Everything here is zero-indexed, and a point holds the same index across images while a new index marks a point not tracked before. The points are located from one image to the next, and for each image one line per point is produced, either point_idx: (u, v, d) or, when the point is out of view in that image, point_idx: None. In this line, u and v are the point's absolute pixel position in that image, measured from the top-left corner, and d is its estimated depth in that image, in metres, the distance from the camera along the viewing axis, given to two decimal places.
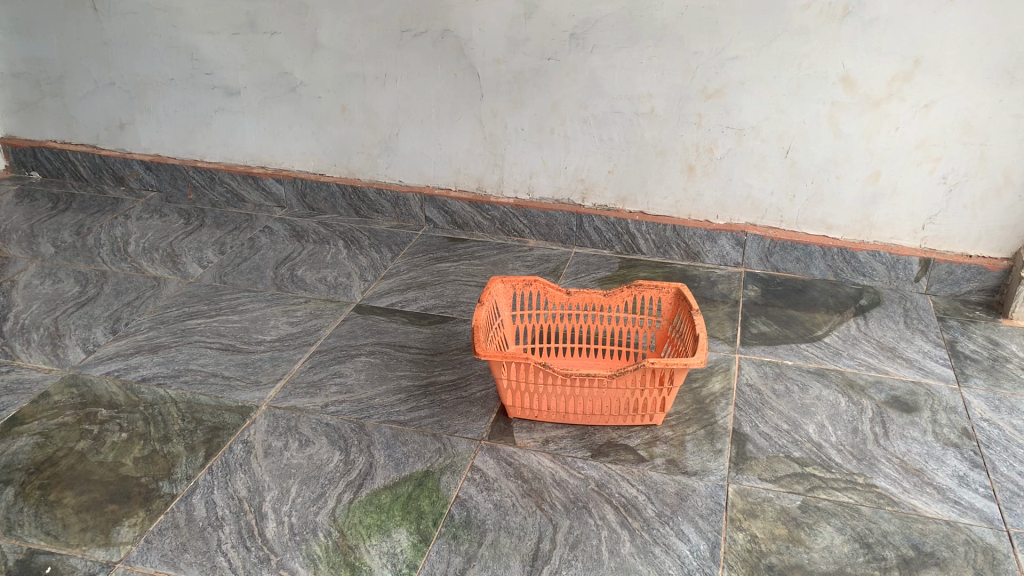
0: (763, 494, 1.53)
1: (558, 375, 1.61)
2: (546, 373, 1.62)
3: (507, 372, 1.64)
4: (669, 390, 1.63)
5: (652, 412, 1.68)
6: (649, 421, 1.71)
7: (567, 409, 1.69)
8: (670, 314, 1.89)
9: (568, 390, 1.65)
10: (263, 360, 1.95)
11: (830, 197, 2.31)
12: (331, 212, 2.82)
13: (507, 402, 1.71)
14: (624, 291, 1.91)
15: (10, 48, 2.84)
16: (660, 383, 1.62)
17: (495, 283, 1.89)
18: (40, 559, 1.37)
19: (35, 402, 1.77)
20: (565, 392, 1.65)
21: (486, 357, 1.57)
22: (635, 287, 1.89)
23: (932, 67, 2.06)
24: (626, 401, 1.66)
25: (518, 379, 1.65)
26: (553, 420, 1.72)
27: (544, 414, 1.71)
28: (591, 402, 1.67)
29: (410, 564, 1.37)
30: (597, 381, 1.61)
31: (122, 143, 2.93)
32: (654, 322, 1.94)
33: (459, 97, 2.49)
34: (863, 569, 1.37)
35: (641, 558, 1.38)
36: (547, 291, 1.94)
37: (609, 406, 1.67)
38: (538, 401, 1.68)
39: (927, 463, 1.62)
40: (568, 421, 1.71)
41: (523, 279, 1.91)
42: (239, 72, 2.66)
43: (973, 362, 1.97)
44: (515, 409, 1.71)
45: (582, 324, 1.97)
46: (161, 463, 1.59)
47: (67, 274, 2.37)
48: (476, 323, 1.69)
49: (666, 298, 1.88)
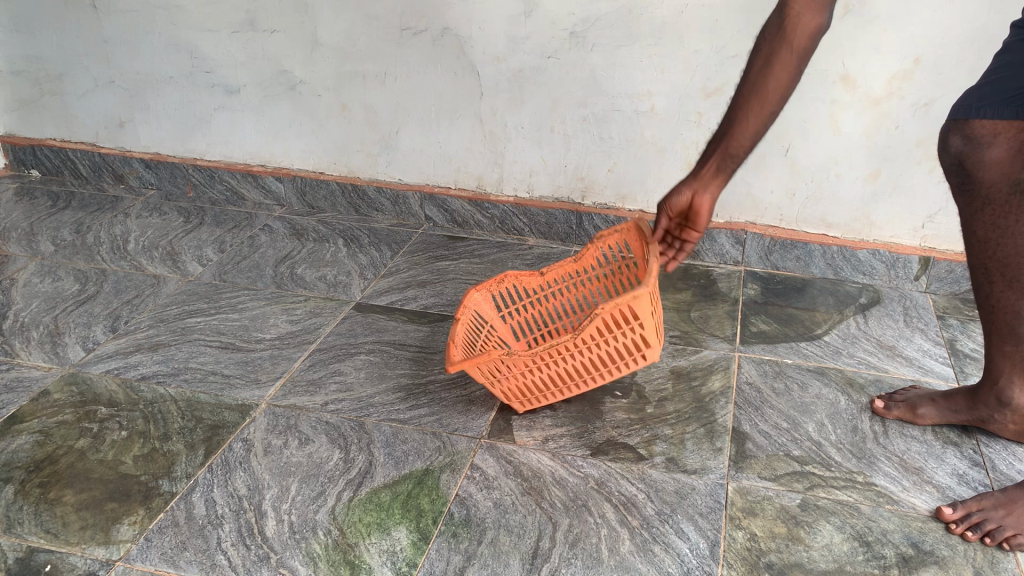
0: (762, 492, 1.53)
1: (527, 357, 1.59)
2: (518, 360, 1.60)
3: (492, 378, 1.65)
4: (641, 326, 1.54)
5: (641, 352, 1.60)
6: (646, 360, 1.62)
7: (574, 377, 1.65)
8: (638, 254, 1.82)
9: (546, 365, 1.62)
10: (262, 358, 1.94)
11: (830, 196, 2.31)
12: (331, 211, 2.82)
13: (512, 403, 1.72)
14: (590, 249, 1.89)
15: (11, 46, 2.84)
16: (627, 324, 1.54)
17: (471, 296, 1.85)
18: (40, 557, 1.37)
19: (35, 401, 1.77)
20: (554, 367, 1.63)
21: (457, 368, 1.60)
22: (598, 240, 1.87)
23: (932, 65, 2.05)
24: (605, 352, 1.60)
25: (505, 377, 1.65)
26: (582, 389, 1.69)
27: (568, 389, 1.68)
28: (595, 364, 1.62)
29: (410, 563, 1.37)
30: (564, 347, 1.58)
31: (123, 141, 2.93)
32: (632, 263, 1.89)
33: (459, 94, 2.49)
34: (862, 568, 1.37)
35: (640, 557, 1.38)
36: (521, 281, 1.92)
37: (611, 360, 1.61)
38: (546, 383, 1.67)
39: (927, 462, 1.62)
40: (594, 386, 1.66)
41: (493, 279, 1.90)
42: (238, 70, 2.66)
43: (972, 361, 1.96)
44: (523, 403, 1.72)
45: (572, 288, 1.95)
46: (162, 461, 1.59)
47: (66, 272, 2.36)
48: (451, 341, 1.73)
49: (631, 237, 1.82)
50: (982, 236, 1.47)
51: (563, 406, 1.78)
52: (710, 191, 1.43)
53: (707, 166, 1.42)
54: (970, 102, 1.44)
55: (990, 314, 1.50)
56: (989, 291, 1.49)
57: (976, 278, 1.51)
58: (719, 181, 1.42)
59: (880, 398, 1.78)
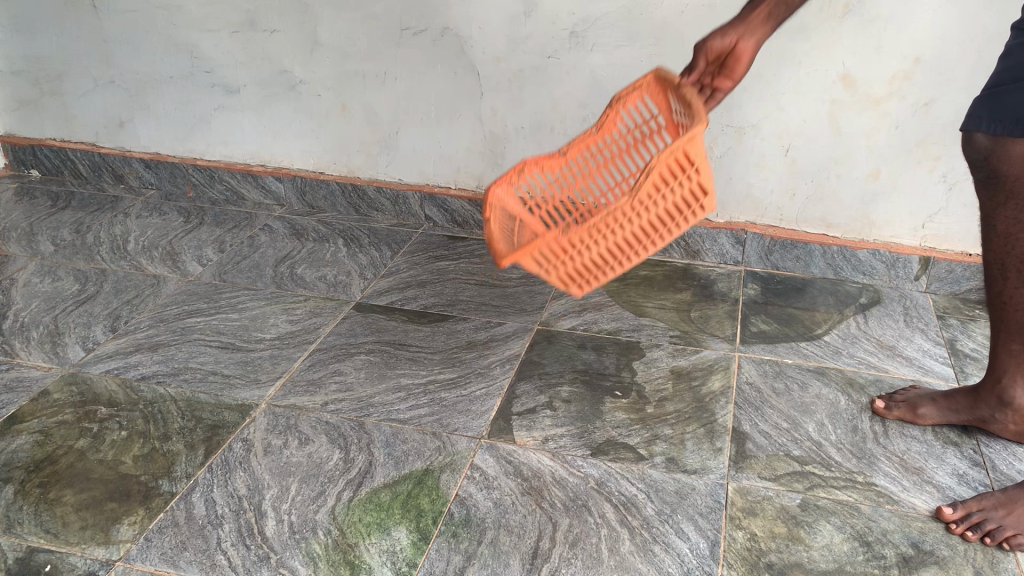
0: (762, 492, 1.53)
1: (576, 234, 1.30)
2: (565, 241, 1.31)
3: (536, 259, 1.34)
4: (699, 171, 1.25)
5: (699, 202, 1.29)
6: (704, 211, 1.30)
7: (621, 255, 1.35)
8: (664, 109, 1.60)
9: (601, 240, 1.32)
10: (262, 358, 1.94)
11: (830, 196, 2.31)
12: (330, 211, 2.82)
13: (575, 287, 1.40)
14: (611, 111, 1.58)
15: (11, 46, 2.84)
16: (683, 168, 1.24)
17: (494, 191, 1.56)
18: (40, 557, 1.37)
19: (35, 401, 1.77)
20: (604, 242, 1.32)
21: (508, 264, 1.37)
22: (614, 101, 1.58)
23: (932, 66, 2.06)
24: (659, 207, 1.28)
25: (557, 267, 1.36)
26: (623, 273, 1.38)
27: (610, 272, 1.37)
28: (652, 240, 1.33)
29: (410, 563, 1.37)
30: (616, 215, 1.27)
31: (123, 141, 2.93)
32: (658, 123, 1.66)
33: (459, 93, 2.49)
34: (862, 568, 1.36)
35: (641, 557, 1.38)
36: (541, 165, 1.65)
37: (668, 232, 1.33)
38: (590, 265, 1.37)
39: (927, 462, 1.62)
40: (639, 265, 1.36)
41: (512, 168, 1.61)
42: (238, 70, 2.66)
43: (972, 361, 1.96)
44: (589, 285, 1.40)
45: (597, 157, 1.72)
46: (161, 461, 1.59)
47: (66, 272, 2.36)
48: (488, 238, 1.49)
49: (653, 92, 1.60)
50: (1001, 232, 1.46)
51: (564, 406, 1.78)
52: (751, 40, 1.44)
53: (759, 8, 1.43)
54: (980, 114, 1.43)
55: (1001, 311, 1.50)
56: (1002, 288, 1.48)
57: (989, 275, 1.50)
58: (766, 28, 1.44)
59: (880, 398, 1.78)
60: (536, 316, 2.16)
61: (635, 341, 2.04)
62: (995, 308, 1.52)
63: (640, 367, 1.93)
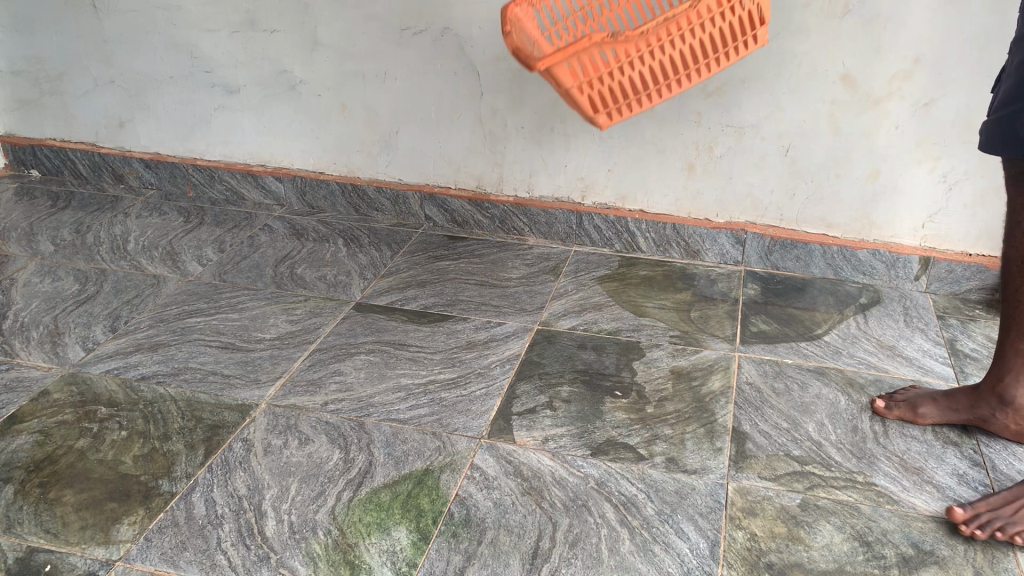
0: (762, 492, 1.53)
1: (626, 40, 1.52)
2: (615, 46, 1.51)
3: (573, 71, 1.52)
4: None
5: (750, 32, 1.56)
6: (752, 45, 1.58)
7: (648, 84, 1.58)
8: None
9: (646, 54, 1.54)
10: (262, 358, 1.94)
11: (830, 196, 2.31)
12: (330, 211, 2.82)
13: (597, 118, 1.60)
14: None
15: (11, 46, 2.84)
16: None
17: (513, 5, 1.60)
18: (40, 557, 1.37)
19: (35, 401, 1.77)
20: (648, 62, 1.55)
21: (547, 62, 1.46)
22: None
23: (932, 66, 2.06)
24: (708, 30, 1.54)
25: (592, 81, 1.55)
26: (644, 108, 1.61)
27: (633, 105, 1.60)
28: (691, 70, 1.57)
29: (410, 563, 1.37)
30: (671, 27, 1.52)
31: (122, 141, 2.93)
32: None
33: (459, 93, 2.48)
34: (862, 568, 1.36)
35: (641, 557, 1.38)
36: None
37: (694, 71, 1.58)
38: (619, 90, 1.57)
39: (927, 462, 1.62)
40: (658, 103, 1.60)
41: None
42: (238, 70, 2.66)
43: (972, 361, 1.96)
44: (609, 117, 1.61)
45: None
46: (161, 461, 1.59)
47: (66, 272, 2.36)
48: (512, 46, 1.53)
49: None
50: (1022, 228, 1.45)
51: (564, 406, 1.78)
52: None
53: None
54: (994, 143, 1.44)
55: (1015, 308, 1.49)
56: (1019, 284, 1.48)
57: (1008, 272, 1.49)
58: None
59: (880, 398, 1.78)
60: (536, 315, 2.16)
61: (635, 341, 2.04)
62: (1009, 305, 1.51)
63: (640, 367, 1.93)
